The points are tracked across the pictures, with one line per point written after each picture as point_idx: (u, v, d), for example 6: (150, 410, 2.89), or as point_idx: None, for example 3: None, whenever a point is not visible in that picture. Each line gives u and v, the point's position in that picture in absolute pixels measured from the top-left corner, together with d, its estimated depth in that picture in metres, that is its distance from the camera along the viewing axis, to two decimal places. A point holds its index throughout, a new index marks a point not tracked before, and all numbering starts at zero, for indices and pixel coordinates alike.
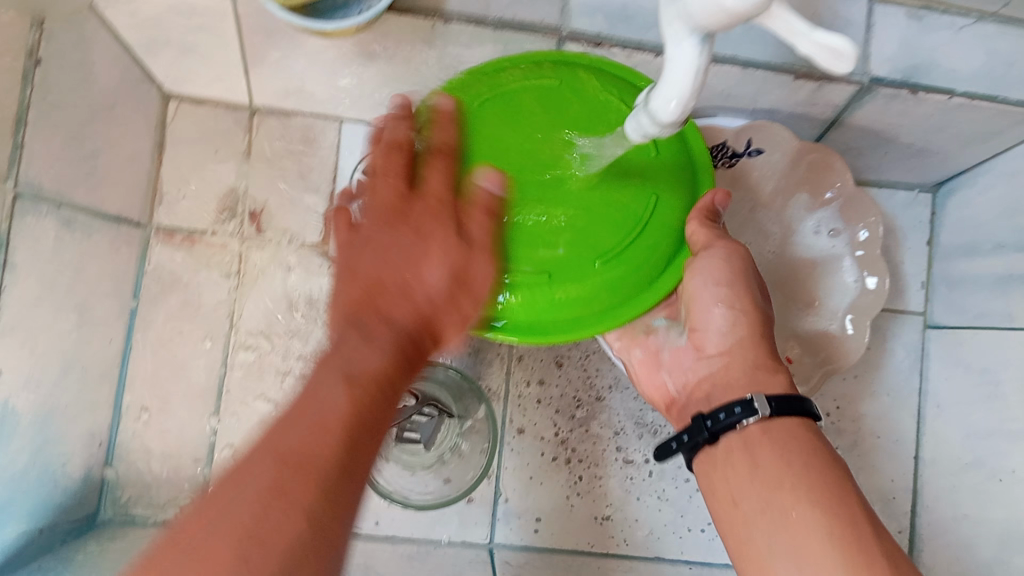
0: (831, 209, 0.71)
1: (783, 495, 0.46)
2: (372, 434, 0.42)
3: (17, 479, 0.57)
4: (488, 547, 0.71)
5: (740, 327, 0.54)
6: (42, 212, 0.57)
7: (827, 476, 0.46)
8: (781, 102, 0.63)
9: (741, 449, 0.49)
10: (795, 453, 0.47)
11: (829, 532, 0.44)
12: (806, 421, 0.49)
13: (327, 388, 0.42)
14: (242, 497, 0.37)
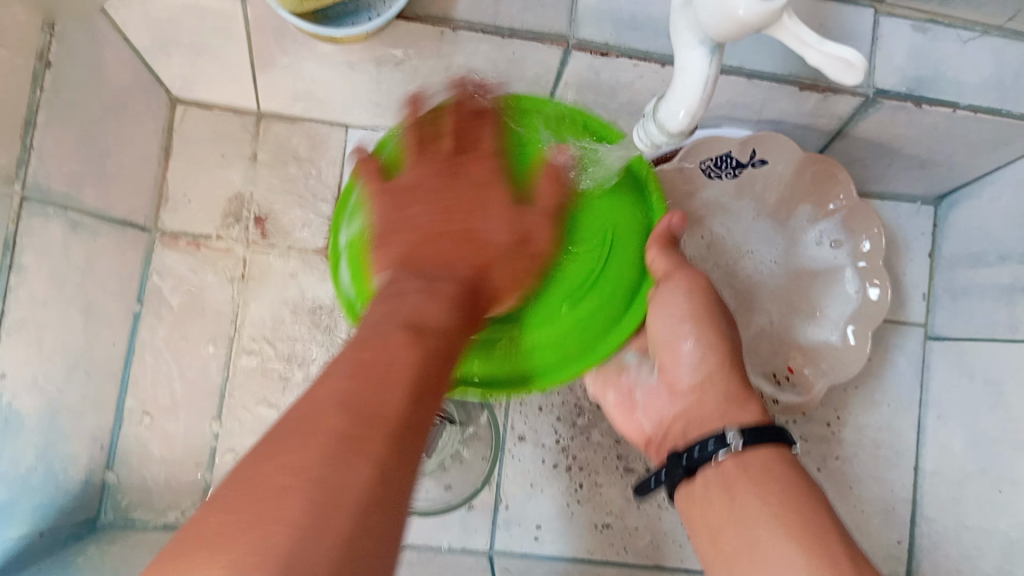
0: (834, 220, 0.71)
1: (757, 530, 0.45)
2: (438, 388, 0.40)
3: (19, 481, 0.57)
4: (488, 554, 0.71)
5: (709, 362, 0.54)
6: (50, 214, 0.57)
7: (804, 507, 0.44)
8: (787, 113, 0.64)
9: (718, 484, 0.48)
10: (773, 486, 0.46)
11: (804, 564, 0.42)
12: (783, 450, 0.48)
13: (394, 339, 0.40)
14: (316, 439, 0.33)
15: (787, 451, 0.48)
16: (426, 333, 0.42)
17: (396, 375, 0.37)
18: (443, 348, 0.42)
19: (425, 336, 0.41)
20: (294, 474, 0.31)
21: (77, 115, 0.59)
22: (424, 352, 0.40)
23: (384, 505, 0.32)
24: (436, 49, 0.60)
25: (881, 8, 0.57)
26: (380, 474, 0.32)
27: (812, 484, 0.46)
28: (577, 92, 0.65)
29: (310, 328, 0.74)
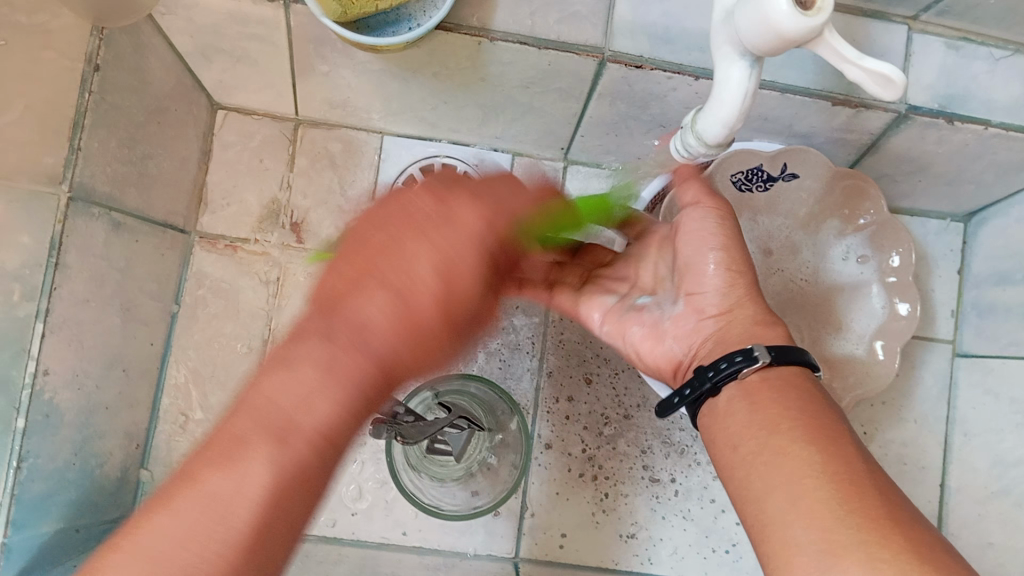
0: (861, 235, 0.71)
1: (777, 429, 0.45)
2: (299, 504, 0.39)
3: (58, 474, 0.58)
4: (514, 561, 0.71)
5: (738, 285, 0.54)
6: (93, 214, 0.59)
7: (823, 418, 0.45)
8: (819, 127, 0.64)
9: (741, 394, 0.48)
10: (797, 399, 0.46)
11: (825, 459, 0.42)
12: (807, 373, 0.48)
13: (312, 420, 0.39)
14: (189, 550, 0.36)
15: (808, 373, 0.49)
16: (305, 439, 0.39)
17: (257, 539, 0.38)
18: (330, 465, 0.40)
19: (298, 442, 0.39)
20: None
21: (122, 120, 0.61)
22: (303, 470, 0.39)
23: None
24: (471, 56, 0.61)
25: (915, 25, 0.58)
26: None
27: (828, 407, 0.47)
28: (610, 104, 0.66)
29: None
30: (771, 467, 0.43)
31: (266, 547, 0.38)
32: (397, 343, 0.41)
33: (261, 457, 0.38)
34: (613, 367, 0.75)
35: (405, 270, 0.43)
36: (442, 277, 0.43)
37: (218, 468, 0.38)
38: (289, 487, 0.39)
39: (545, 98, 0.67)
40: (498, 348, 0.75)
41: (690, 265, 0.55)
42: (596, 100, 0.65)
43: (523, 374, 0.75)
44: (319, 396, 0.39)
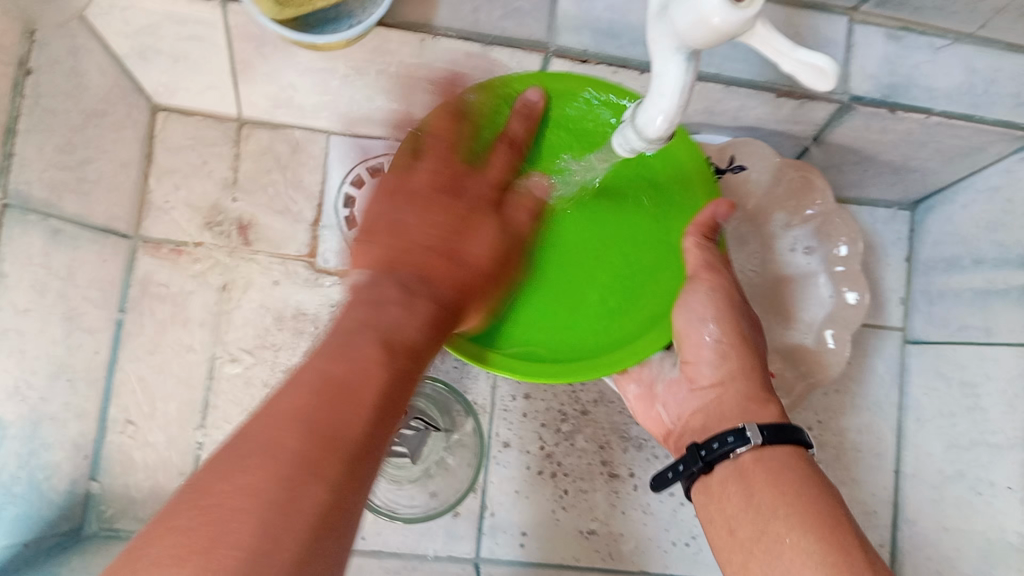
0: (808, 227, 0.71)
1: (775, 522, 0.47)
2: (387, 419, 0.42)
3: (3, 489, 0.56)
4: (475, 562, 0.71)
5: (729, 360, 0.55)
6: (31, 222, 0.58)
7: (823, 507, 0.46)
8: (765, 118, 0.64)
9: (735, 476, 0.50)
10: (790, 482, 0.48)
11: (829, 560, 0.44)
12: (799, 449, 0.50)
13: (407, 315, 0.48)
14: (306, 418, 0.38)
15: (801, 448, 0.50)
16: (399, 349, 0.46)
17: (380, 412, 0.41)
18: (412, 366, 0.46)
19: (396, 356, 0.45)
20: (240, 501, 0.35)
21: (57, 125, 0.59)
22: (394, 374, 0.44)
23: (324, 527, 0.36)
24: (415, 55, 0.61)
25: (856, 16, 0.59)
26: (325, 491, 0.37)
27: (833, 488, 0.48)
28: None
29: (292, 335, 0.74)
30: (771, 557, 0.46)
31: (390, 409, 0.43)
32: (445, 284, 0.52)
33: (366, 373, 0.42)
34: None
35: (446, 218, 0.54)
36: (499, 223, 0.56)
37: (322, 381, 0.41)
38: (396, 387, 0.44)
39: None
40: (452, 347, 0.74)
41: (686, 336, 0.57)
42: None
43: (478, 372, 0.74)
44: (367, 359, 0.43)
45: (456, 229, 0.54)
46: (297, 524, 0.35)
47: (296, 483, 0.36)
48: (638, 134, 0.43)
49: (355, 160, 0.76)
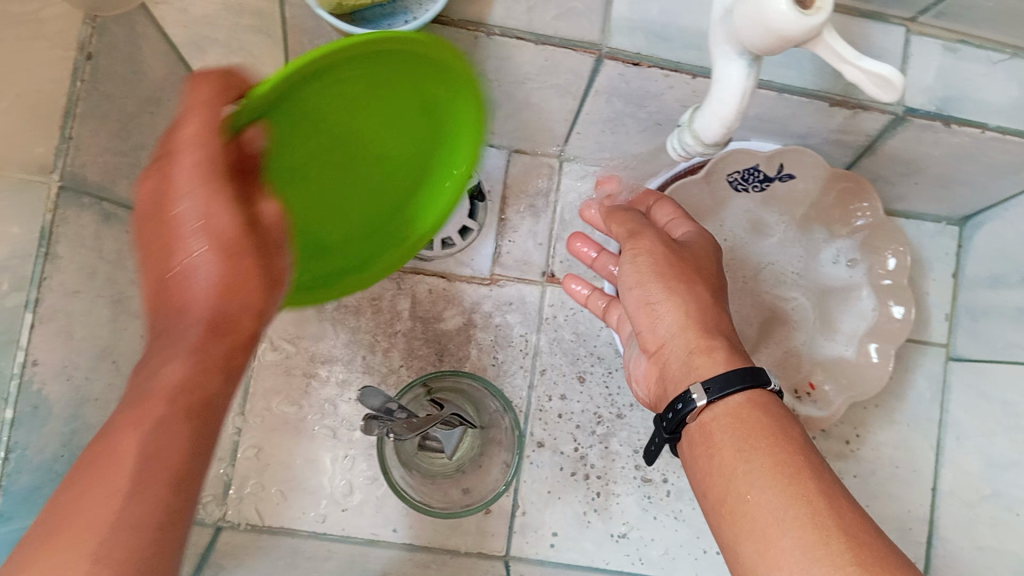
0: (853, 239, 0.70)
1: (734, 480, 0.44)
2: (161, 478, 0.36)
3: (48, 465, 0.57)
4: (505, 559, 0.70)
5: (661, 312, 0.53)
6: (84, 204, 0.59)
7: (779, 452, 0.44)
8: (816, 127, 0.64)
9: (698, 439, 0.48)
10: (745, 433, 0.46)
11: (783, 507, 0.42)
12: (756, 391, 0.47)
13: (176, 361, 0.40)
14: (64, 518, 0.34)
15: (761, 390, 0.47)
16: (163, 397, 0.38)
17: (140, 487, 0.36)
18: (190, 409, 0.39)
19: (157, 403, 0.38)
20: None
21: (113, 111, 0.60)
22: (162, 428, 0.37)
23: None
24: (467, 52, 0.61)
25: (913, 27, 0.58)
26: None
27: (795, 432, 0.46)
28: (606, 101, 0.65)
29: (332, 326, 0.74)
30: (735, 518, 0.44)
31: (172, 461, 0.37)
32: (226, 336, 0.42)
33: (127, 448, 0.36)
34: (606, 366, 0.75)
35: (203, 238, 0.41)
36: (263, 237, 0.44)
37: (79, 475, 0.36)
38: (169, 448, 0.37)
39: (539, 95, 0.66)
40: (490, 345, 0.74)
41: (633, 303, 0.55)
42: (592, 97, 0.65)
43: (515, 371, 0.74)
44: (121, 433, 0.37)
45: (226, 271, 0.42)
46: None
47: None
48: (692, 137, 0.43)
49: None
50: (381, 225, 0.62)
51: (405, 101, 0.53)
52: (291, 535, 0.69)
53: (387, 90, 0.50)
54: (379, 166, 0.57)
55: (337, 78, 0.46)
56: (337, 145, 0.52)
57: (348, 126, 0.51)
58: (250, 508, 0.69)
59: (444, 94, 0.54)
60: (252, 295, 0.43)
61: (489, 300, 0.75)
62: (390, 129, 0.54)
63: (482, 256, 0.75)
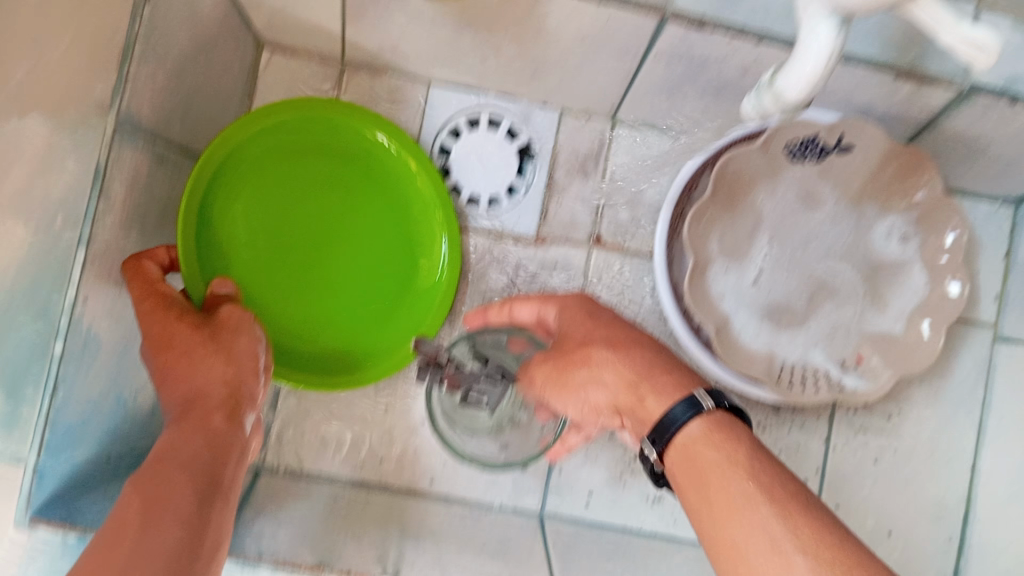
0: (908, 215, 0.68)
1: (710, 517, 0.43)
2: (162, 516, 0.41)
3: (95, 401, 0.58)
4: (539, 516, 0.72)
5: (594, 384, 0.53)
6: (138, 144, 0.58)
7: (732, 487, 0.42)
8: (879, 100, 0.62)
9: (676, 482, 0.47)
10: (710, 465, 0.44)
11: (752, 545, 0.40)
12: (707, 418, 0.46)
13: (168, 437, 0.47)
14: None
15: (701, 418, 0.46)
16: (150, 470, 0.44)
17: (146, 512, 0.41)
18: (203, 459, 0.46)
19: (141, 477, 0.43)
20: None
21: (170, 53, 0.59)
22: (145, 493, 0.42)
23: None
24: (529, 8, 0.59)
25: None
26: None
27: (746, 451, 0.44)
28: (666, 64, 0.63)
29: None
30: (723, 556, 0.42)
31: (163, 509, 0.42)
32: (212, 402, 0.50)
33: (126, 502, 0.42)
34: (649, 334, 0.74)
35: (181, 340, 0.52)
36: (215, 330, 0.54)
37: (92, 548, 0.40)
38: (165, 494, 0.43)
39: (598, 56, 0.64)
40: None
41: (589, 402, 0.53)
42: (653, 59, 0.63)
43: None
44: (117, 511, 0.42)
45: (201, 354, 0.52)
46: None
47: None
48: (770, 95, 0.43)
49: (453, 110, 0.75)
50: (366, 299, 0.72)
51: (282, 184, 0.71)
52: (330, 482, 0.70)
53: (301, 158, 0.71)
54: (311, 247, 0.71)
55: (261, 145, 0.69)
56: (285, 248, 0.71)
57: (298, 186, 0.71)
58: (291, 454, 0.71)
59: (357, 174, 0.72)
60: (244, 376, 0.53)
61: (535, 260, 0.74)
62: (279, 210, 0.71)
63: (528, 216, 0.74)
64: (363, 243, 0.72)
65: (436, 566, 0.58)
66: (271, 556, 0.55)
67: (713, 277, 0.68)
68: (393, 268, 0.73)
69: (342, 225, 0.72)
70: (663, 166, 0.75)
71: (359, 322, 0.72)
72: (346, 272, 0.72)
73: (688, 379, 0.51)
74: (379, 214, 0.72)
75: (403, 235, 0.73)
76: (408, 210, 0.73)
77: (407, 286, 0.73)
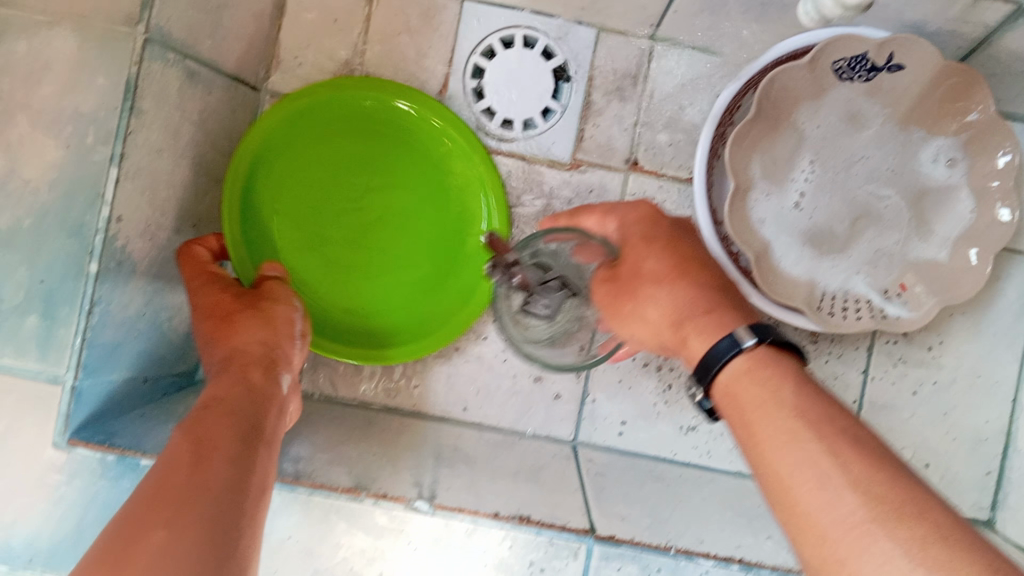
0: (954, 139, 0.65)
1: (755, 448, 0.40)
2: (210, 448, 0.41)
3: (129, 322, 0.57)
4: (572, 444, 0.72)
5: (632, 319, 0.48)
6: (170, 61, 0.55)
7: (776, 424, 0.39)
8: (932, 15, 0.60)
9: (725, 410, 0.43)
10: (759, 399, 0.41)
11: (797, 480, 0.37)
12: (755, 355, 0.42)
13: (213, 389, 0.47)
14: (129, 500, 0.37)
15: (746, 354, 0.42)
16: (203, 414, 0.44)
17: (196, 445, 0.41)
18: (245, 405, 0.46)
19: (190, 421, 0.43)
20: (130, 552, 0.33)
21: None
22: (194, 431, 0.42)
23: (228, 521, 0.37)
24: None
25: None
26: (185, 524, 0.35)
27: (794, 387, 0.41)
28: None
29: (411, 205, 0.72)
30: (766, 488, 0.40)
31: (210, 442, 0.41)
32: (255, 359, 0.51)
33: (178, 440, 0.41)
34: None
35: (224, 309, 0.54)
36: (256, 299, 0.56)
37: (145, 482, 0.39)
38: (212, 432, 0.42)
39: None
40: None
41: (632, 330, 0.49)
42: None
43: None
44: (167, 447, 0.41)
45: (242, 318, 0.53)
46: (186, 531, 0.34)
47: (140, 529, 0.34)
48: None
49: (484, 30, 0.73)
50: (413, 278, 0.72)
51: (324, 168, 0.70)
52: (363, 409, 0.70)
53: (341, 137, 0.70)
54: (348, 230, 0.71)
55: (297, 123, 0.69)
56: (326, 225, 0.70)
57: (341, 167, 0.70)
58: (323, 378, 0.71)
59: (400, 154, 0.71)
60: (283, 339, 0.54)
61: (569, 186, 0.73)
62: (321, 194, 0.70)
63: (563, 140, 0.73)
64: (407, 220, 0.71)
65: (471, 489, 0.58)
66: (308, 480, 0.55)
67: (754, 201, 0.66)
68: (440, 246, 0.72)
69: (384, 205, 0.71)
70: (704, 87, 0.73)
71: (404, 299, 0.72)
72: (390, 250, 0.71)
73: (737, 319, 0.45)
74: (421, 190, 0.72)
75: (449, 215, 0.72)
76: (452, 188, 0.72)
77: (448, 263, 0.72)
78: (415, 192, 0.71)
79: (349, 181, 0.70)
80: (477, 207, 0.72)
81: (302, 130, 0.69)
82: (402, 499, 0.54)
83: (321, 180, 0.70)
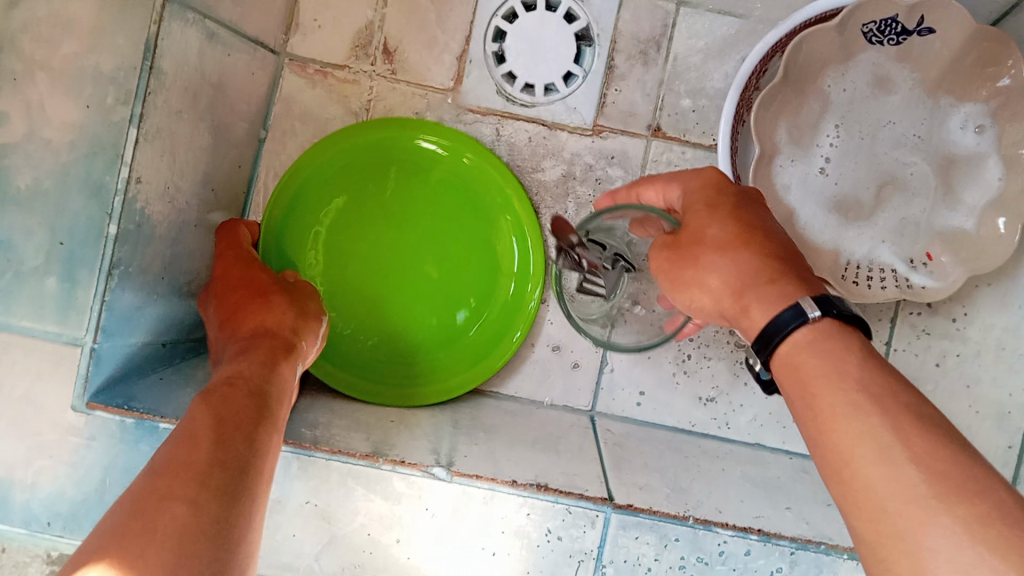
0: (985, 106, 0.64)
1: (811, 418, 0.37)
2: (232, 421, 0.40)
3: (148, 286, 0.56)
4: (590, 414, 0.71)
5: (689, 287, 0.43)
6: (189, 21, 0.55)
7: (836, 397, 0.36)
8: None
9: (782, 381, 0.40)
10: (818, 370, 0.37)
11: (856, 455, 0.34)
12: (820, 327, 0.38)
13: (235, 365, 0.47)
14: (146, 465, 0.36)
15: (810, 327, 0.38)
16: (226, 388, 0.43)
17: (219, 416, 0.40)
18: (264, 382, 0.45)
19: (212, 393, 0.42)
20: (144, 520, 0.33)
21: None
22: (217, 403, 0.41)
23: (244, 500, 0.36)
24: None
25: None
26: (202, 500, 0.34)
27: (857, 361, 0.37)
28: None
29: None
30: (822, 459, 0.37)
31: (231, 413, 0.40)
32: (277, 344, 0.51)
33: (199, 410, 0.40)
34: None
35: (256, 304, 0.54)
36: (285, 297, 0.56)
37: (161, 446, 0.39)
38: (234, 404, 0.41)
39: None
40: (589, 200, 0.72)
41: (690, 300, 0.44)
42: None
43: None
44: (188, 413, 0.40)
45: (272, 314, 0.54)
46: (203, 507, 0.33)
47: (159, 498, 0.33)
48: None
49: None
50: (443, 316, 0.71)
51: (361, 203, 0.69)
52: None
53: (381, 176, 0.69)
54: (378, 265, 0.69)
55: (337, 163, 0.68)
56: (363, 263, 0.69)
57: (380, 205, 0.69)
58: None
59: (435, 189, 0.70)
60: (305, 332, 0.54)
61: (592, 152, 0.72)
62: (355, 230, 0.69)
63: (587, 104, 0.72)
64: (438, 255, 0.70)
65: (489, 456, 0.57)
66: (326, 445, 0.53)
67: (778, 167, 0.66)
68: (471, 284, 0.71)
69: (416, 242, 0.70)
70: (729, 52, 0.72)
71: (433, 337, 0.71)
72: (421, 285, 0.70)
73: (805, 290, 0.39)
74: (455, 224, 0.71)
75: (481, 254, 0.71)
76: (486, 226, 0.71)
77: (477, 304, 0.72)
78: (449, 227, 0.70)
79: (387, 219, 0.69)
80: (509, 249, 0.71)
81: (342, 171, 0.68)
82: (419, 465, 0.53)
83: (362, 219, 0.69)
